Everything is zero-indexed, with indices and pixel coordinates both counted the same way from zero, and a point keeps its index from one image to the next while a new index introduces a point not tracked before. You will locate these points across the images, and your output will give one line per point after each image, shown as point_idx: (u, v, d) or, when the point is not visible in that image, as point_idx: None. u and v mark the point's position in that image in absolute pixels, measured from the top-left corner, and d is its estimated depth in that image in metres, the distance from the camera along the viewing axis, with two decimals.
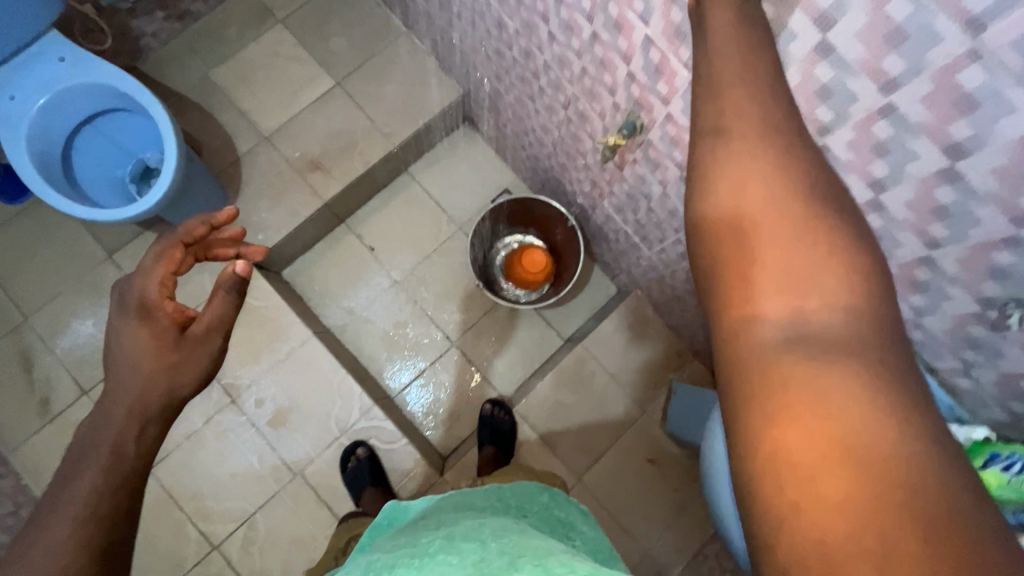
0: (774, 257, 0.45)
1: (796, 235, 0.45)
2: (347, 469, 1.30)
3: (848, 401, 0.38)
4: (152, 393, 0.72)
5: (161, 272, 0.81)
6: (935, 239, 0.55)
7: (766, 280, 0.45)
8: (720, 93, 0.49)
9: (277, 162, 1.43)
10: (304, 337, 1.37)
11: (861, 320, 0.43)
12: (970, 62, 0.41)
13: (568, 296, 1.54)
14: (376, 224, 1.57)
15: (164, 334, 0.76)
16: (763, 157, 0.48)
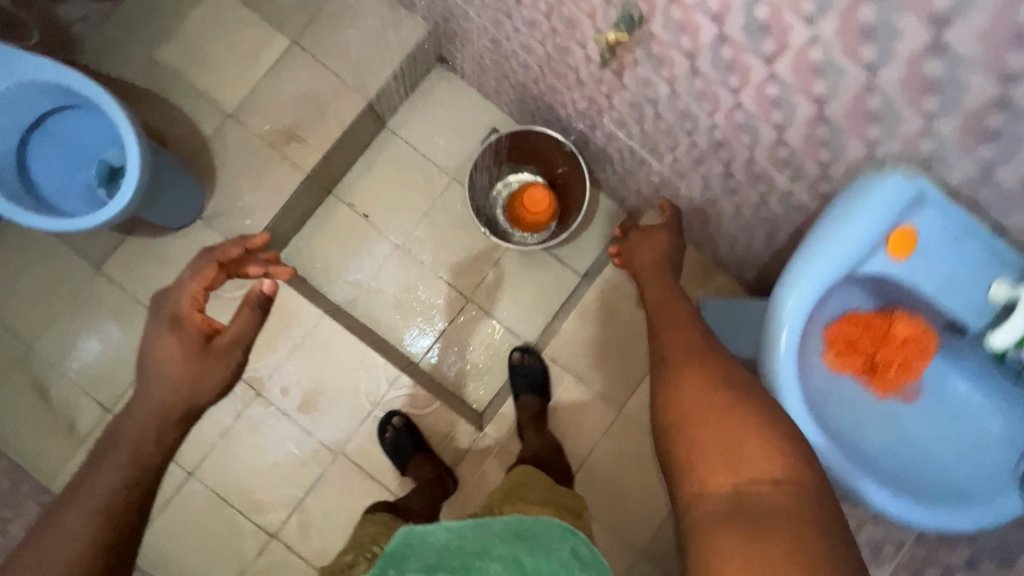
0: (723, 446, 0.68)
1: (738, 424, 0.68)
2: (386, 439, 1.28)
3: (765, 547, 0.58)
4: (176, 403, 0.81)
5: (195, 286, 0.89)
6: (1013, 73, 0.48)
7: (718, 465, 0.67)
8: (668, 340, 0.88)
9: (248, 140, 1.33)
10: (316, 317, 1.32)
11: (784, 490, 0.62)
12: None
13: (578, 230, 1.47)
14: (366, 189, 1.49)
15: (193, 342, 0.84)
16: (704, 378, 0.77)
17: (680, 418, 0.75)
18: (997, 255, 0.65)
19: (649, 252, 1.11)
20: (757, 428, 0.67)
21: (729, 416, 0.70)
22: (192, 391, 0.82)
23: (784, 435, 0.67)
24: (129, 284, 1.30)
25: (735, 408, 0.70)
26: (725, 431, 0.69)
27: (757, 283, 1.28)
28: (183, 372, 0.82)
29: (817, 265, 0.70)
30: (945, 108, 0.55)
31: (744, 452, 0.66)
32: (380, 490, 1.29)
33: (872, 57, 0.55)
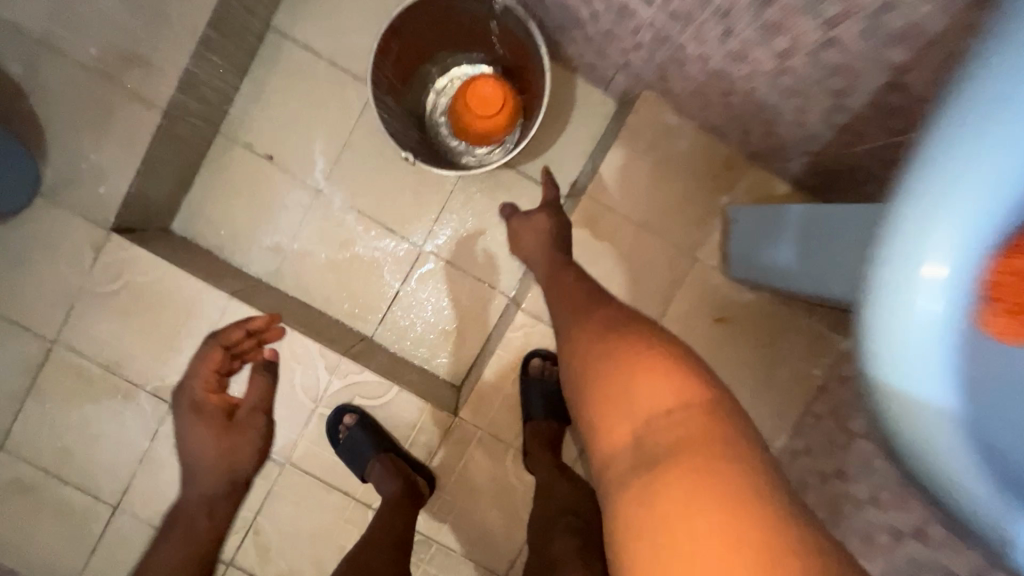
0: (619, 394, 0.63)
1: (630, 373, 0.63)
2: (339, 442, 1.02)
3: (679, 471, 0.54)
4: (218, 470, 1.01)
5: (205, 371, 1.00)
6: None
7: (617, 413, 0.63)
8: (567, 296, 0.82)
9: (72, 73, 0.94)
10: (221, 303, 1.02)
11: (690, 425, 0.57)
12: None
13: (551, 134, 1.09)
14: (264, 120, 1.12)
15: (215, 423, 1.02)
16: (594, 340, 0.70)
17: (579, 388, 0.68)
18: None
19: (534, 239, 0.95)
20: (641, 365, 0.63)
21: (616, 363, 0.65)
22: (232, 458, 1.01)
23: (677, 370, 0.62)
24: None
25: (617, 351, 0.66)
26: (615, 378, 0.64)
27: (804, 173, 0.91)
28: (220, 450, 1.01)
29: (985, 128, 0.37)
30: None
31: (639, 398, 0.61)
32: (345, 501, 1.05)
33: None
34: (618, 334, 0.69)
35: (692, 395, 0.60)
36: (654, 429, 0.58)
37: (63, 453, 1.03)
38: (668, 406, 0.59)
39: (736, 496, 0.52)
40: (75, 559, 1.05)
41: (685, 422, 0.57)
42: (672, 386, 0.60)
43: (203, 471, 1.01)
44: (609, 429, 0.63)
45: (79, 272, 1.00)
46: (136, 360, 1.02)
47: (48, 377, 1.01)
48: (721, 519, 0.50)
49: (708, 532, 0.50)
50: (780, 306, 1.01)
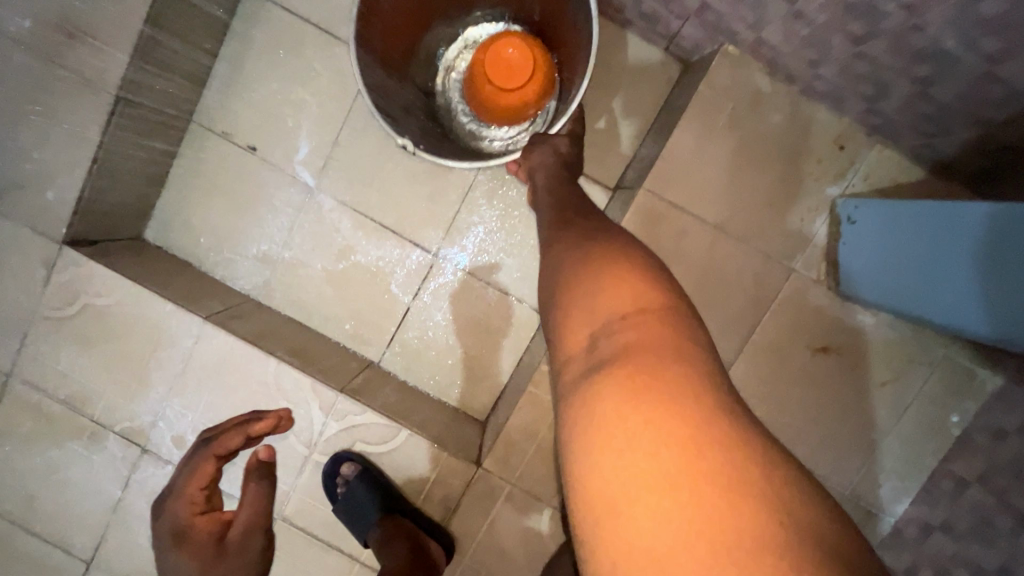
0: (576, 299, 0.47)
1: (594, 275, 0.47)
2: (337, 498, 0.84)
3: (646, 386, 0.37)
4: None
5: (191, 488, 0.80)
6: None
7: (571, 322, 0.46)
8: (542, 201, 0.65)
9: (6, 52, 0.77)
10: (195, 328, 0.84)
11: (660, 331, 0.41)
12: None
13: (594, 109, 0.86)
14: (246, 103, 0.94)
15: (204, 551, 0.80)
16: (560, 244, 0.55)
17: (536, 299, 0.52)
18: None
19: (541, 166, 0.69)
20: (603, 264, 0.48)
21: (576, 265, 0.50)
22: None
23: (651, 276, 0.46)
24: None
25: (584, 255, 0.50)
26: (575, 280, 0.48)
27: (957, 150, 0.65)
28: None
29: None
30: None
31: (598, 301, 0.45)
32: (346, 563, 0.87)
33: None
34: (586, 238, 0.53)
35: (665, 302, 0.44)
36: (610, 332, 0.42)
37: (28, 502, 0.89)
38: (632, 307, 0.43)
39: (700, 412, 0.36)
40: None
41: (648, 325, 0.41)
42: (641, 287, 0.45)
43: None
44: (560, 338, 0.47)
45: (31, 295, 0.84)
46: (101, 397, 0.86)
47: (5, 416, 0.86)
48: (676, 431, 0.35)
49: (660, 451, 0.34)
50: (903, 331, 0.76)
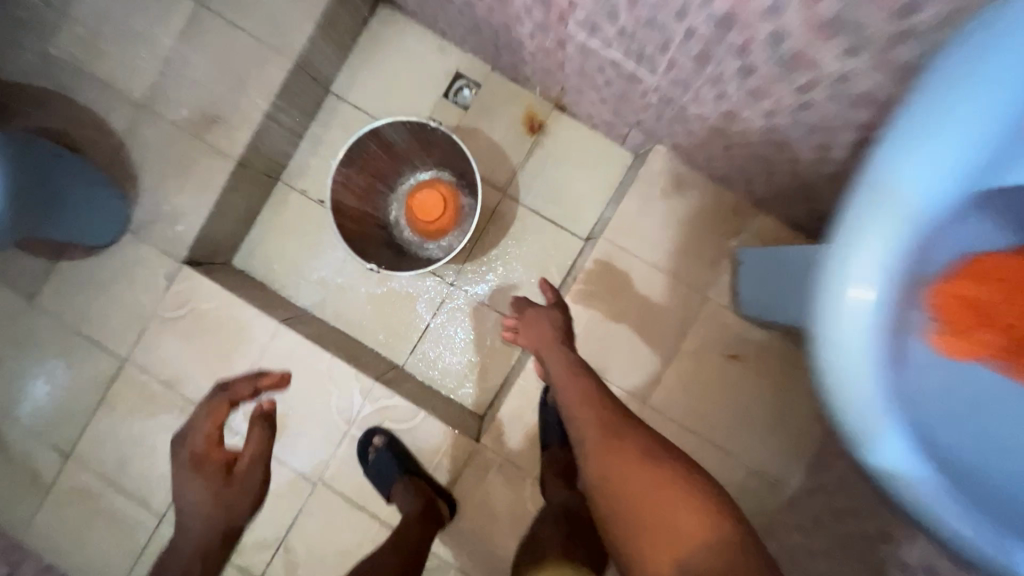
0: (642, 512, 0.65)
1: (660, 496, 0.64)
2: (368, 464, 1.08)
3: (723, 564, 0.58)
4: (215, 526, 0.88)
5: (207, 426, 0.98)
6: None
7: (652, 547, 0.62)
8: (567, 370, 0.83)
9: (168, 132, 1.13)
10: (271, 329, 1.13)
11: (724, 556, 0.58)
12: None
13: (573, 183, 1.20)
14: (318, 171, 1.27)
15: (215, 478, 0.91)
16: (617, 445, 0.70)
17: (599, 502, 0.69)
18: None
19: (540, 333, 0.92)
20: (666, 483, 0.66)
21: (627, 468, 0.68)
22: (226, 516, 0.89)
23: (700, 496, 0.64)
24: (66, 316, 1.14)
25: (643, 468, 0.67)
26: (642, 494, 0.65)
27: (810, 218, 0.97)
28: (215, 509, 0.89)
29: (915, 161, 0.40)
30: None
31: (656, 507, 0.64)
32: (369, 520, 1.10)
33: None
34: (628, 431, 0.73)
35: (709, 519, 0.62)
36: (691, 558, 0.59)
37: (122, 462, 1.14)
38: (703, 538, 0.60)
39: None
40: (121, 564, 1.13)
41: (727, 561, 0.58)
42: (700, 520, 0.61)
43: (197, 523, 0.88)
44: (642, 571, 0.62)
45: (151, 299, 1.14)
46: (194, 379, 1.14)
47: (117, 392, 1.14)
48: None
49: None
50: (791, 345, 1.05)
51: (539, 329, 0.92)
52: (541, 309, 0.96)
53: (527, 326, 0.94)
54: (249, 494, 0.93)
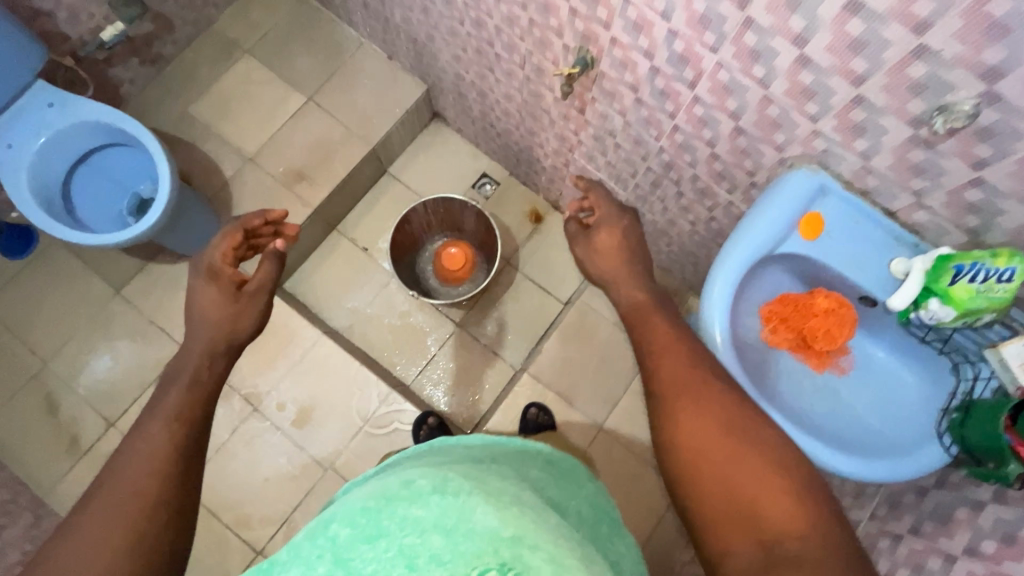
0: (728, 493, 0.62)
1: (748, 468, 0.62)
2: (420, 437, 1.33)
3: None
4: (218, 337, 0.72)
5: (223, 246, 0.81)
6: (863, 151, 0.69)
7: (725, 509, 0.61)
8: (630, 304, 0.82)
9: (264, 179, 1.49)
10: (315, 337, 1.41)
11: (810, 540, 0.56)
12: (851, 16, 0.57)
13: (560, 261, 1.61)
14: (365, 225, 1.62)
15: (226, 289, 0.76)
16: (696, 395, 0.69)
17: (669, 450, 0.68)
18: (884, 235, 0.75)
19: (611, 255, 0.87)
20: (752, 459, 0.62)
21: (713, 447, 0.64)
22: (230, 332, 0.73)
23: (792, 482, 0.61)
24: (144, 306, 1.39)
25: (730, 439, 0.64)
26: (722, 457, 0.63)
27: None
28: (221, 319, 0.73)
29: (731, 256, 0.78)
30: (822, 111, 0.68)
31: (735, 483, 0.62)
32: None
33: (755, 44, 0.67)
34: (719, 408, 0.67)
35: (796, 504, 0.59)
36: (777, 540, 0.57)
37: None
38: (789, 525, 0.58)
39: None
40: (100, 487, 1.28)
41: (815, 544, 0.56)
42: (793, 506, 0.59)
43: (199, 333, 0.72)
44: (710, 526, 0.61)
45: None
46: (240, 370, 1.38)
47: None
48: None
49: None
50: None
51: (624, 265, 0.86)
52: (614, 224, 0.90)
53: (608, 260, 0.87)
54: (257, 316, 0.76)
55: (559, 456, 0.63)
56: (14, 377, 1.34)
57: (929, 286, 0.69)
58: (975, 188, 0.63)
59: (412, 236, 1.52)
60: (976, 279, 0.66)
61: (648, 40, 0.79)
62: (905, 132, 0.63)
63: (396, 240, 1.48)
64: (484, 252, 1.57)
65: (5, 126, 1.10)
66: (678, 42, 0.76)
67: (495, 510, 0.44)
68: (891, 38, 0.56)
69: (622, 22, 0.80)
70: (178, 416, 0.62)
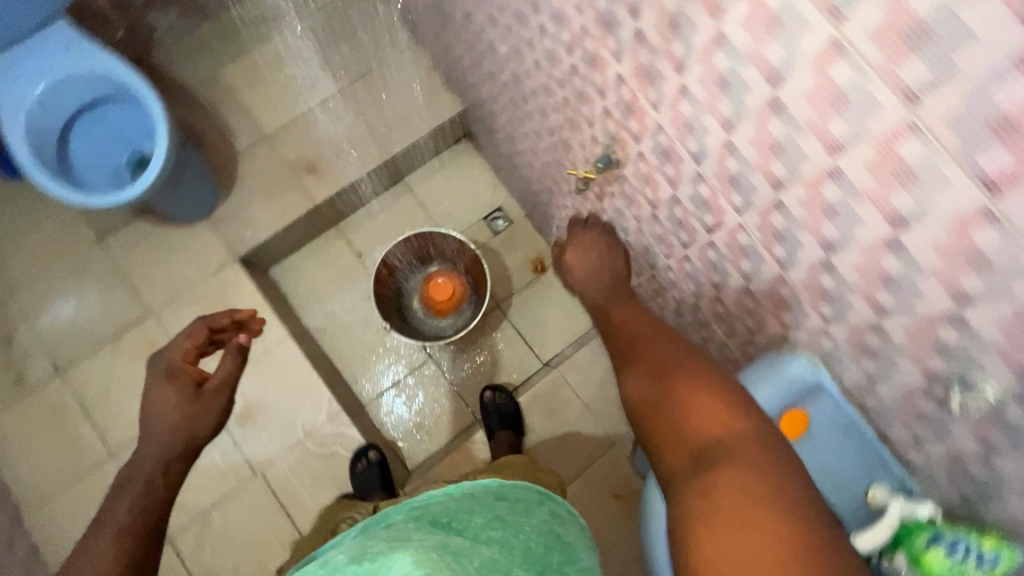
0: (668, 416, 0.67)
1: (685, 393, 0.67)
2: (357, 471, 1.28)
3: (770, 522, 0.54)
4: (175, 440, 0.69)
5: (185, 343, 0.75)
6: (869, 372, 0.61)
7: (666, 433, 0.67)
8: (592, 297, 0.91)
9: (274, 162, 1.44)
10: (281, 336, 1.36)
11: (742, 441, 0.61)
12: (889, 252, 0.48)
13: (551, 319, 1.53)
14: (367, 230, 1.56)
15: (185, 389, 0.71)
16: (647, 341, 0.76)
17: (624, 392, 0.74)
18: (872, 459, 0.68)
19: (582, 261, 0.94)
20: (690, 385, 0.68)
21: (653, 385, 0.70)
22: (191, 432, 0.70)
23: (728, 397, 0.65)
24: (123, 260, 1.36)
25: (670, 374, 0.70)
26: (663, 387, 0.69)
27: None
28: (180, 419, 0.70)
29: None
30: (836, 316, 0.60)
31: (677, 406, 0.67)
32: (287, 523, 1.27)
33: (781, 227, 0.59)
34: (663, 351, 0.73)
35: (729, 416, 0.64)
36: (708, 451, 0.62)
37: (102, 394, 1.29)
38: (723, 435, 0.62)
39: (790, 506, 0.56)
40: (33, 431, 1.27)
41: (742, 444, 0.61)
42: (722, 418, 0.64)
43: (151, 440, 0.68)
44: (659, 456, 0.67)
45: (199, 277, 1.37)
46: None
47: (129, 336, 1.32)
48: None
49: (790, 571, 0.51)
50: None
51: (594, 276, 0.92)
52: (583, 239, 0.98)
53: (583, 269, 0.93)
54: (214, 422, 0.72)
55: (510, 486, 0.75)
56: None
57: (902, 539, 0.61)
58: (980, 461, 0.55)
59: (406, 260, 1.44)
60: (955, 551, 0.57)
61: (675, 170, 0.71)
62: (918, 380, 0.55)
63: (388, 261, 1.41)
64: (475, 290, 1.48)
65: (11, 61, 1.06)
66: (704, 187, 0.67)
67: (412, 558, 0.48)
68: (928, 293, 0.47)
69: (651, 142, 0.72)
70: (124, 529, 0.62)
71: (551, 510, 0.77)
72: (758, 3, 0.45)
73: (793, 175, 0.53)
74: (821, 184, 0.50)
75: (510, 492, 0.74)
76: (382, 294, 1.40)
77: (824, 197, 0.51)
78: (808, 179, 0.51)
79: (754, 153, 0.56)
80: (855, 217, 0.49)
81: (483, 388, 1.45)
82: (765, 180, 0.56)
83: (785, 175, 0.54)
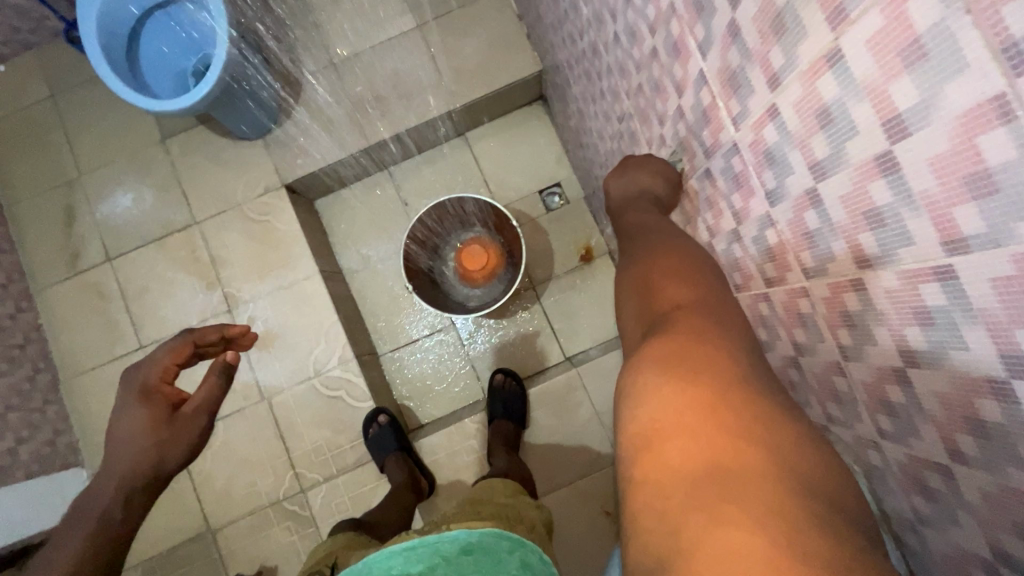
0: (642, 289, 0.58)
1: (663, 269, 0.58)
2: (369, 434, 1.29)
3: (701, 381, 0.44)
4: (144, 466, 0.73)
5: (166, 360, 0.81)
6: (918, 509, 0.49)
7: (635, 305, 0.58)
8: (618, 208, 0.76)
9: (335, 92, 1.37)
10: (310, 272, 1.35)
11: (707, 318, 0.51)
12: (995, 397, 0.35)
13: (585, 313, 1.43)
14: (418, 181, 1.51)
15: (160, 412, 0.77)
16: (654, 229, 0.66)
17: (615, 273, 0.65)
18: None
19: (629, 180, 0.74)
20: (670, 265, 0.58)
21: (641, 260, 0.61)
22: (160, 459, 0.74)
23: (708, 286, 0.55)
24: (180, 166, 1.39)
25: (658, 255, 0.60)
26: (645, 265, 0.60)
27: None
28: (149, 446, 0.74)
29: None
30: (895, 435, 0.47)
31: (652, 279, 0.58)
32: (282, 451, 1.31)
33: (854, 311, 0.46)
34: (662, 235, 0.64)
35: (706, 297, 0.53)
36: (667, 318, 0.52)
37: (141, 291, 1.35)
38: (688, 307, 0.52)
39: (733, 377, 0.45)
40: (78, 311, 1.36)
41: (706, 317, 0.51)
42: (695, 296, 0.54)
43: (125, 459, 0.73)
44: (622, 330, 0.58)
45: (247, 197, 1.37)
46: (233, 269, 1.36)
47: (173, 240, 1.36)
48: (718, 444, 0.40)
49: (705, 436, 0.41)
50: None
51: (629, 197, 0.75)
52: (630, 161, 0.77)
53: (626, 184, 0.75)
54: (187, 443, 0.77)
55: (481, 536, 0.73)
56: (52, 177, 1.40)
57: None
58: None
59: (444, 222, 1.37)
60: None
61: (743, 202, 0.58)
62: (981, 550, 0.42)
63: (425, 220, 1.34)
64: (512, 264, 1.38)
65: None
66: (772, 233, 0.54)
67: None
68: None
69: (722, 163, 0.59)
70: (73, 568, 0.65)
71: (523, 559, 0.73)
72: (899, 19, 0.31)
73: (887, 255, 0.40)
74: (919, 283, 0.37)
75: (476, 543, 0.73)
76: (415, 253, 1.35)
77: (920, 299, 0.38)
78: (902, 269, 0.38)
79: (844, 214, 0.42)
80: (957, 335, 0.36)
81: (496, 369, 1.41)
82: (848, 252, 0.44)
83: (877, 251, 0.41)
